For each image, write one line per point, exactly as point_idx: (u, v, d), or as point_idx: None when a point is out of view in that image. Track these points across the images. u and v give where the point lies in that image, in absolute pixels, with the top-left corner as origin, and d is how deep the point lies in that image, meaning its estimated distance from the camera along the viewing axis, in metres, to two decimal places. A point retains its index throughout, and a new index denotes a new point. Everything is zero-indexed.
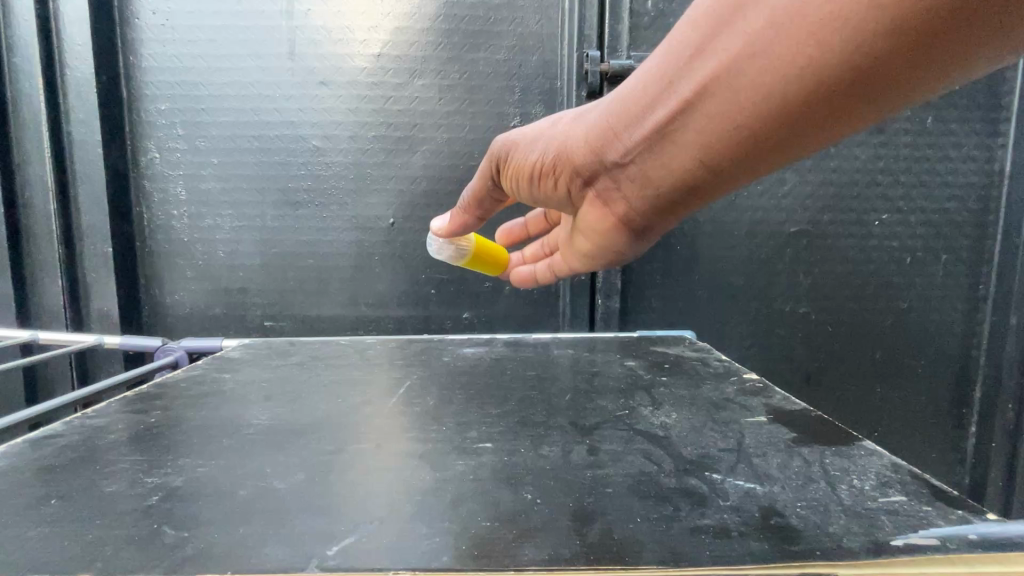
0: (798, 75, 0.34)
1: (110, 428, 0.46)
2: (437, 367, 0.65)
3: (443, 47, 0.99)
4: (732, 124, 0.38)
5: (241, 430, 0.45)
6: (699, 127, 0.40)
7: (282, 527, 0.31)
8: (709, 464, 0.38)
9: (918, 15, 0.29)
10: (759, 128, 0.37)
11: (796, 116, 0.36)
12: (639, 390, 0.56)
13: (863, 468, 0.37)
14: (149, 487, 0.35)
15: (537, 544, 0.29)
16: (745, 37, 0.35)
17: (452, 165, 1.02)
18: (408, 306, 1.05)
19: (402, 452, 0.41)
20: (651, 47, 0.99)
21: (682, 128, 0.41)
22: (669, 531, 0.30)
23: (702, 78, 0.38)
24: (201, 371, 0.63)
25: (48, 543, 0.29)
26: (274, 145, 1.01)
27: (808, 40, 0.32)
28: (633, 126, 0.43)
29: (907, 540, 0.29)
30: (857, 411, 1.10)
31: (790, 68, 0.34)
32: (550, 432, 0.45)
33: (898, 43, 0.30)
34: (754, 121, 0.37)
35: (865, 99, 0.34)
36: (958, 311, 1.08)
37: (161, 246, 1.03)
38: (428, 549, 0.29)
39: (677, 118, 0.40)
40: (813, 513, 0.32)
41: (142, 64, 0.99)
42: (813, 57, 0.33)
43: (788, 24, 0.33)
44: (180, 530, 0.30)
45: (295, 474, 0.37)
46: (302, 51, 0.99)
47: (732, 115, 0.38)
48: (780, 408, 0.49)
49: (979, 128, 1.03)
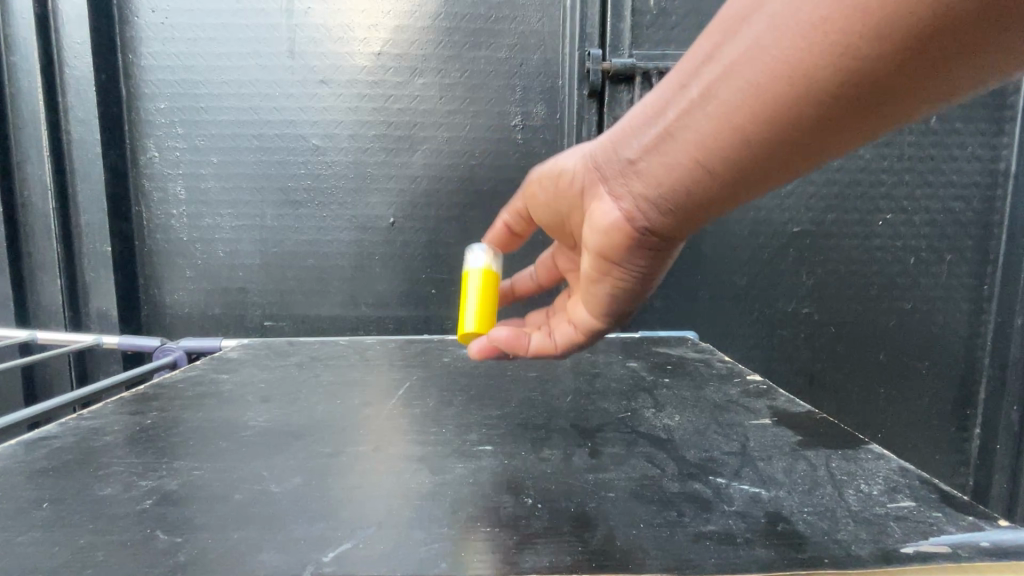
0: (794, 87, 0.28)
1: (107, 430, 0.45)
2: (438, 368, 0.65)
3: (444, 46, 0.99)
4: (726, 147, 0.31)
5: (238, 432, 0.44)
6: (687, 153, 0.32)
7: (278, 533, 0.30)
8: (713, 468, 0.38)
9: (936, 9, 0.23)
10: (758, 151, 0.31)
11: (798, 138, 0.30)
12: (641, 392, 0.55)
13: (870, 472, 0.37)
14: (144, 491, 0.35)
15: (537, 551, 0.29)
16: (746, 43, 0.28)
17: (452, 165, 1.01)
18: (408, 306, 1.05)
19: (401, 455, 0.41)
20: (654, 45, 0.98)
21: (662, 157, 0.33)
22: (674, 538, 0.30)
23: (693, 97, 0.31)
24: (200, 371, 0.62)
25: (39, 549, 0.29)
26: (273, 144, 1.00)
27: (815, 38, 0.26)
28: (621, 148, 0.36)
29: (917, 547, 0.28)
30: (860, 412, 1.10)
31: (783, 78, 0.28)
32: (551, 435, 0.44)
33: (909, 45, 0.25)
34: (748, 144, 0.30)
35: (873, 112, 0.28)
36: (963, 312, 1.07)
37: (160, 245, 1.03)
38: (426, 556, 0.28)
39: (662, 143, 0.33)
40: (820, 518, 0.31)
41: (141, 63, 0.99)
42: (813, 63, 0.27)
43: (797, 23, 0.26)
44: (174, 535, 0.30)
45: (292, 478, 0.36)
46: (302, 50, 0.98)
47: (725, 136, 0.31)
48: (784, 411, 0.49)
49: (984, 127, 1.02)
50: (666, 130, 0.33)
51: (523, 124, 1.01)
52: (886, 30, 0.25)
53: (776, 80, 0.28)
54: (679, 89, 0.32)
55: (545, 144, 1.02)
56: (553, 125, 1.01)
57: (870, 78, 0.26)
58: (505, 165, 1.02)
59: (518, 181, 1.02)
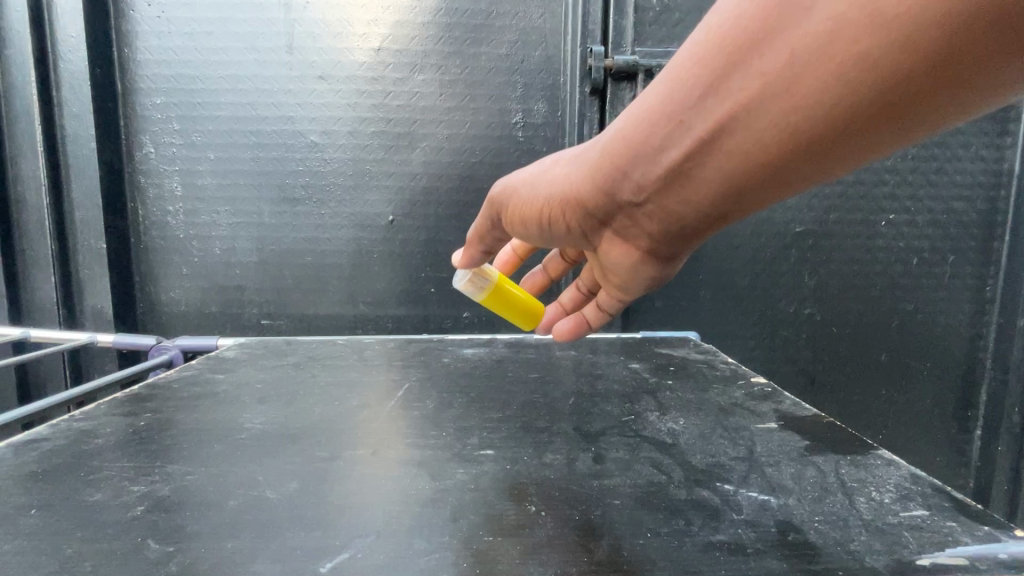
0: (815, 115, 0.27)
1: (99, 432, 0.44)
2: (437, 369, 0.64)
3: (445, 42, 0.97)
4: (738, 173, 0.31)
5: (233, 435, 0.43)
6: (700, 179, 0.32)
7: (272, 542, 0.29)
8: (720, 474, 0.37)
9: (961, 42, 0.23)
10: (770, 173, 0.31)
11: (810, 160, 0.29)
12: (645, 394, 0.54)
13: (881, 479, 0.36)
14: (135, 496, 0.34)
15: (542, 561, 0.28)
16: (753, 79, 0.28)
17: (453, 163, 1.00)
18: (407, 305, 1.04)
19: (399, 459, 0.40)
20: (656, 43, 0.97)
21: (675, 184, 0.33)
22: (682, 548, 0.29)
23: (701, 130, 0.30)
24: (195, 372, 0.61)
25: (24, 557, 0.28)
26: (271, 140, 0.99)
27: (829, 75, 0.25)
28: (622, 182, 0.35)
29: (934, 560, 0.27)
30: (861, 413, 1.09)
31: (805, 109, 0.27)
32: (554, 439, 0.43)
33: (934, 74, 0.24)
34: (761, 169, 0.31)
35: (891, 133, 0.28)
36: (965, 312, 1.06)
37: (156, 242, 1.01)
38: (427, 567, 0.27)
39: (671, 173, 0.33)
40: (831, 528, 0.30)
41: (137, 57, 0.97)
42: (836, 94, 0.26)
43: (806, 57, 0.26)
44: (166, 544, 0.29)
45: (288, 483, 0.36)
46: (301, 45, 0.97)
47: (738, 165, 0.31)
48: (790, 414, 0.48)
49: (988, 128, 1.02)
50: (679, 163, 0.32)
51: (523, 122, 1.00)
52: (912, 58, 0.23)
53: (801, 110, 0.27)
54: (683, 121, 0.31)
55: (546, 141, 1.01)
56: (554, 122, 1.00)
57: (896, 98, 0.25)
58: (505, 163, 1.01)
59: None
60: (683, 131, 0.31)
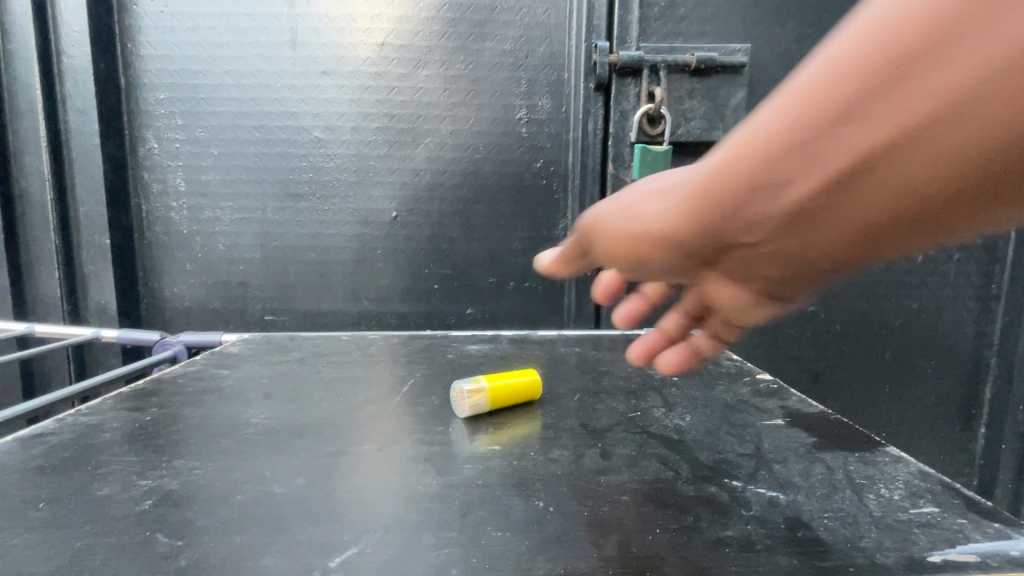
0: None
1: (105, 426, 0.44)
2: (441, 365, 0.64)
3: (448, 37, 0.97)
4: (917, 210, 0.20)
5: (239, 430, 0.43)
6: (853, 218, 0.22)
7: (280, 537, 0.29)
8: (727, 470, 0.37)
9: None
10: (968, 207, 0.20)
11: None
12: (650, 390, 0.54)
13: (889, 476, 0.36)
14: (143, 490, 0.34)
15: (551, 557, 0.28)
16: (963, 69, 0.17)
17: (457, 158, 1.00)
18: (410, 301, 1.04)
19: (405, 454, 0.40)
20: (661, 39, 0.96)
21: (815, 222, 0.22)
22: (692, 544, 0.29)
23: (865, 147, 0.19)
24: (200, 367, 0.61)
25: (33, 551, 0.28)
26: (275, 136, 0.99)
27: None
28: (734, 217, 0.24)
29: (945, 556, 0.27)
30: (865, 411, 1.09)
31: None
32: (560, 435, 0.43)
33: None
34: (958, 202, 0.20)
35: None
36: (970, 310, 1.06)
37: (160, 238, 1.01)
38: (436, 563, 0.27)
39: (811, 209, 0.22)
40: (841, 524, 0.30)
41: (140, 52, 0.97)
42: None
43: None
44: (174, 538, 0.29)
45: (295, 479, 0.35)
46: (304, 40, 0.96)
47: (922, 198, 0.20)
48: (796, 411, 0.48)
49: None
50: (825, 195, 0.21)
51: (527, 118, 1.00)
52: None
53: None
54: (839, 137, 0.20)
55: (551, 138, 1.00)
56: (558, 118, 1.00)
57: None
58: (509, 159, 1.00)
59: (522, 175, 1.01)
60: (836, 150, 0.20)
